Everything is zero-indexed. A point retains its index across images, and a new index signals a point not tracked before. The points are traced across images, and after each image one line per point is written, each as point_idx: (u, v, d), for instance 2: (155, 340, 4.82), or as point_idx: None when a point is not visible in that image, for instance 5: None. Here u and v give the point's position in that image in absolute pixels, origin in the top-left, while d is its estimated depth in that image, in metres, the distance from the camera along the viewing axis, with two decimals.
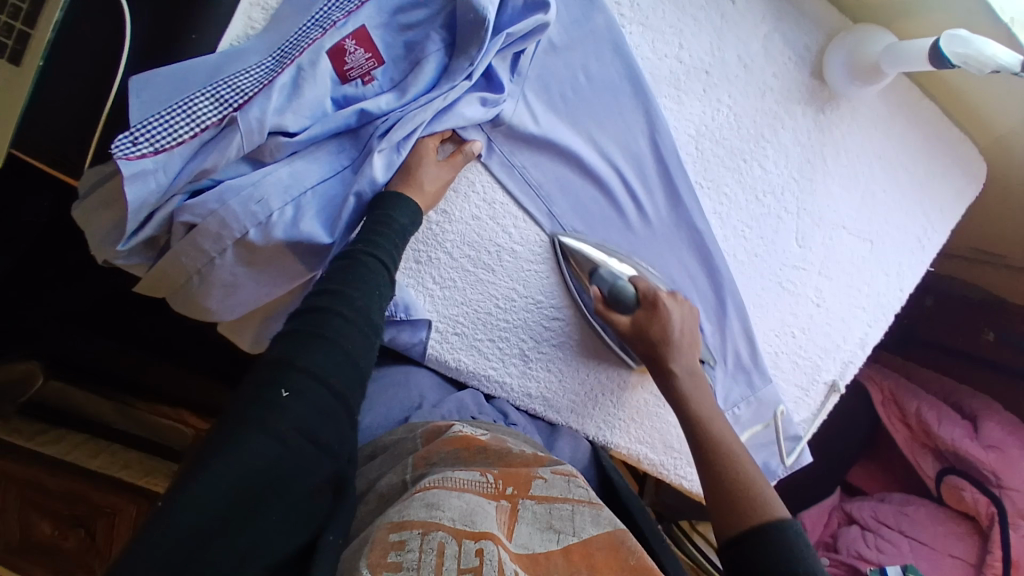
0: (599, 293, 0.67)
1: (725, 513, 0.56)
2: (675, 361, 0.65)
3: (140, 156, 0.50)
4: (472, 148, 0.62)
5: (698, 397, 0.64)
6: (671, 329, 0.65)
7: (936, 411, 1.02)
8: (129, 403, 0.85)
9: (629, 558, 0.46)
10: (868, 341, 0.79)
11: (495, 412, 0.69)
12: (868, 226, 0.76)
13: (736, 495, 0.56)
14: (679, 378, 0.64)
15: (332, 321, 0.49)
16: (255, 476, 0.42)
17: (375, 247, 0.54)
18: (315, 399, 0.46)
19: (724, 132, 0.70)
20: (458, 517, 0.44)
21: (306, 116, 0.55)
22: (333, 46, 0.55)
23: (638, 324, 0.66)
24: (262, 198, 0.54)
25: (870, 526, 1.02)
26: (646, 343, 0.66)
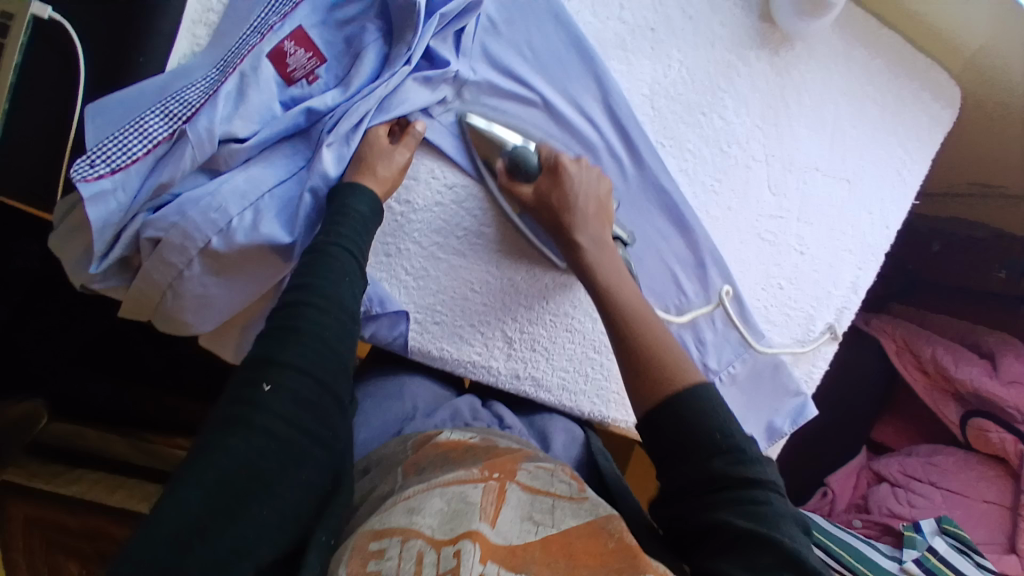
0: (504, 166, 0.66)
1: (642, 385, 0.56)
2: (581, 231, 0.64)
3: (98, 178, 0.52)
4: (418, 128, 0.61)
5: (607, 264, 0.63)
6: (574, 198, 0.65)
7: (950, 353, 0.99)
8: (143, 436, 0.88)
9: (608, 542, 0.47)
10: (861, 285, 0.76)
11: (491, 416, 0.70)
12: (842, 164, 0.74)
13: (653, 365, 0.56)
14: (585, 247, 0.63)
15: (305, 312, 0.50)
16: (243, 468, 0.42)
17: (338, 236, 0.54)
18: (296, 389, 0.46)
19: (678, 88, 0.70)
20: (438, 525, 0.45)
21: (254, 120, 0.57)
22: (273, 50, 0.57)
23: (539, 192, 0.65)
24: (220, 205, 0.55)
25: (899, 482, 0.99)
26: (551, 212, 0.65)
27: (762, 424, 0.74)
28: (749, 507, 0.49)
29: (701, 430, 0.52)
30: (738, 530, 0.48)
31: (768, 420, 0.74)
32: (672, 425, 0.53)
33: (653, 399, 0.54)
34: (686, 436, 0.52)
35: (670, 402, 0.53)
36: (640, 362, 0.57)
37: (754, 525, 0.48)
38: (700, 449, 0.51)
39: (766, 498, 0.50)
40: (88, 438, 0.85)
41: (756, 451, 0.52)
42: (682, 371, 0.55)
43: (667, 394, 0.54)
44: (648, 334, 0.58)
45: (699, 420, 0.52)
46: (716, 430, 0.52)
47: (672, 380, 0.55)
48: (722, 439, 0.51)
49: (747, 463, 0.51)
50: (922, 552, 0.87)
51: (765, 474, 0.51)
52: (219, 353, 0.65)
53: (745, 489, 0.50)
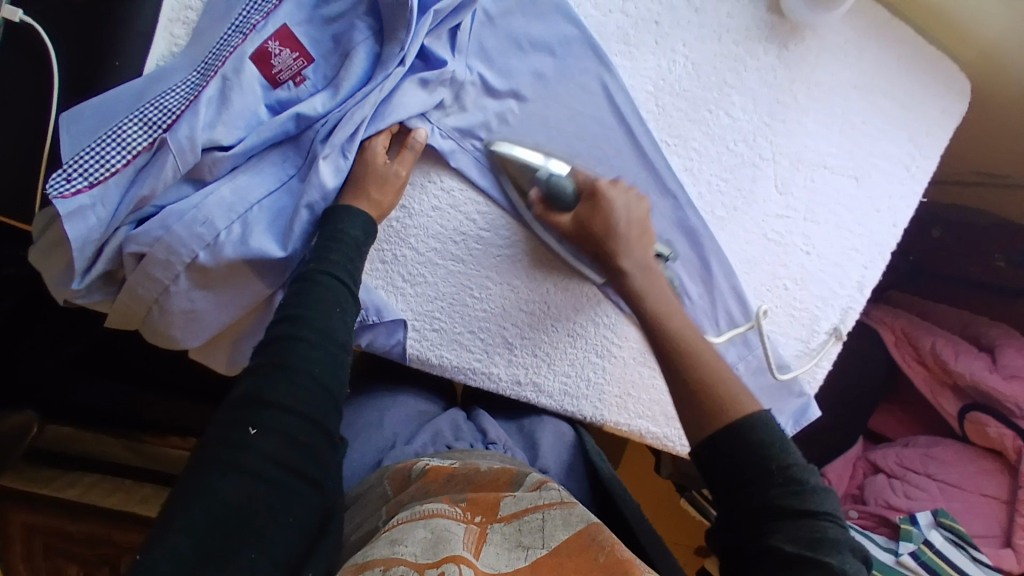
0: (538, 196, 0.64)
1: (699, 416, 0.52)
2: (625, 256, 0.61)
3: (75, 193, 0.50)
4: (417, 140, 0.58)
5: (653, 290, 0.60)
6: (615, 222, 0.62)
7: (950, 345, 0.98)
8: (140, 439, 0.91)
9: (599, 556, 0.48)
10: (867, 284, 0.73)
11: (473, 433, 0.73)
12: (850, 160, 0.72)
13: (709, 391, 0.52)
14: (630, 274, 0.61)
15: (295, 348, 0.49)
16: (227, 513, 0.43)
17: (330, 264, 0.53)
18: (285, 430, 0.47)
19: (684, 83, 0.67)
20: (421, 551, 0.48)
21: (239, 126, 0.54)
22: (256, 50, 0.54)
23: (581, 221, 0.63)
24: (205, 218, 0.53)
25: (896, 473, 0.99)
26: (593, 241, 0.62)
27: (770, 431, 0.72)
28: (804, 535, 0.45)
29: (762, 458, 0.48)
30: (790, 557, 0.44)
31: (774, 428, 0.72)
32: (726, 454, 0.49)
33: (711, 429, 0.50)
34: (741, 464, 0.48)
35: (726, 431, 0.49)
36: (697, 388, 0.53)
37: (809, 554, 0.44)
38: (755, 479, 0.48)
39: (824, 527, 0.46)
40: (85, 438, 0.88)
41: (817, 482, 0.48)
42: (737, 408, 0.50)
43: (724, 427, 0.50)
44: (707, 366, 0.54)
45: (758, 447, 0.48)
46: (774, 459, 0.48)
47: (731, 416, 0.50)
48: (780, 468, 0.47)
49: (807, 492, 0.47)
50: (918, 546, 0.88)
51: (825, 505, 0.47)
52: (212, 366, 0.62)
53: (804, 520, 0.46)
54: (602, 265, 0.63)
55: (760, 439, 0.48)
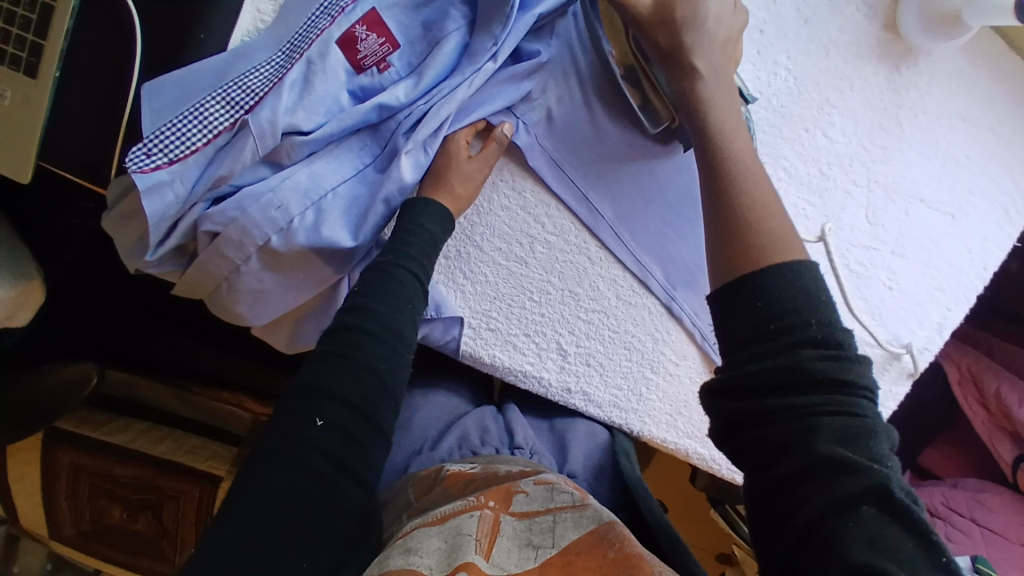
0: None
1: (730, 254, 0.44)
2: (699, 55, 0.51)
3: (155, 168, 0.49)
4: (502, 132, 0.58)
5: (720, 104, 0.50)
6: (702, 12, 0.52)
7: (1017, 391, 0.93)
8: (188, 389, 0.90)
9: (608, 552, 0.47)
10: (947, 327, 0.69)
11: (499, 436, 0.72)
12: (949, 196, 0.67)
13: (748, 235, 0.44)
14: (704, 74, 0.51)
15: (363, 342, 0.48)
16: (287, 509, 0.43)
17: (405, 258, 0.52)
18: (348, 425, 0.46)
19: (782, 98, 0.63)
20: (435, 563, 0.47)
21: (320, 112, 0.53)
22: (343, 35, 0.52)
23: (663, 1, 0.52)
24: (281, 203, 0.52)
25: (938, 513, 0.94)
26: (665, 31, 0.52)
27: None
28: (839, 422, 0.39)
29: (793, 313, 0.41)
30: (817, 448, 0.38)
31: None
32: (750, 307, 0.42)
33: (736, 276, 0.43)
34: (768, 316, 0.41)
35: (755, 278, 0.42)
36: (732, 232, 0.45)
37: (840, 449, 0.38)
38: (783, 337, 0.40)
39: (857, 411, 0.39)
40: (139, 386, 0.91)
41: (854, 352, 0.41)
42: (787, 247, 0.43)
43: (756, 273, 0.42)
44: (753, 198, 0.46)
45: (792, 298, 0.41)
46: (809, 314, 0.41)
47: (764, 260, 0.43)
48: (817, 326, 0.40)
49: (844, 362, 0.40)
50: None
51: (861, 379, 0.40)
52: (272, 343, 0.63)
53: (835, 397, 0.39)
54: (667, 68, 0.52)
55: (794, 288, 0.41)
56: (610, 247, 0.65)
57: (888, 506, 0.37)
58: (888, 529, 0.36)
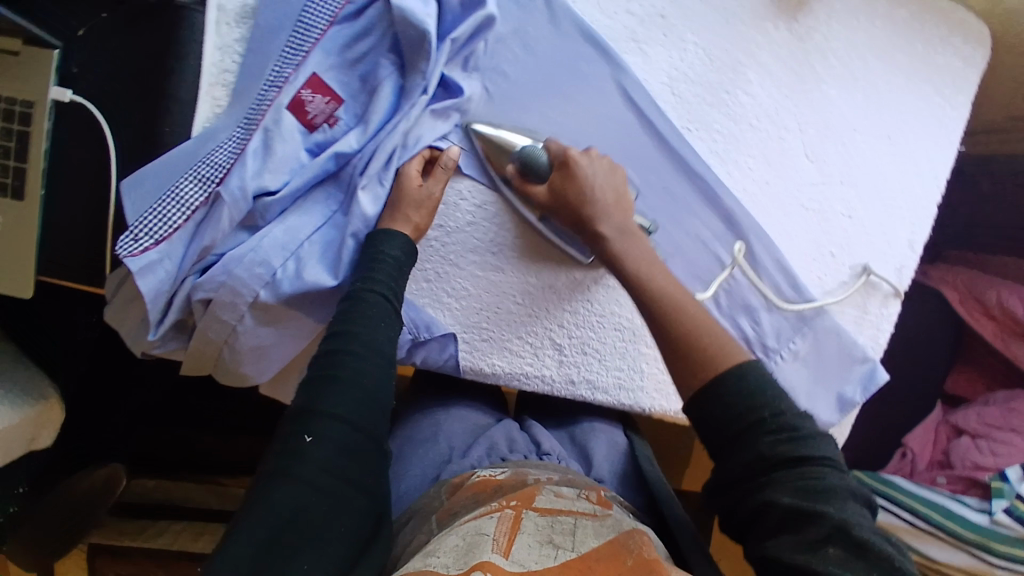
0: (513, 168, 0.63)
1: (685, 372, 0.54)
2: (602, 223, 0.62)
3: (143, 251, 0.54)
4: (451, 156, 0.60)
5: (634, 252, 0.61)
6: (590, 191, 0.62)
7: (1017, 294, 0.95)
8: (221, 482, 0.96)
9: (628, 560, 0.49)
10: (917, 243, 0.73)
11: (527, 445, 0.76)
12: (878, 122, 0.71)
13: (696, 353, 0.54)
14: (611, 240, 0.62)
15: (344, 360, 0.51)
16: (283, 522, 0.45)
17: (375, 283, 0.55)
18: (338, 439, 0.48)
19: (698, 70, 0.67)
20: (453, 561, 0.49)
21: (284, 172, 0.57)
22: (291, 100, 0.57)
23: (555, 189, 0.63)
24: (263, 259, 0.56)
25: (979, 433, 0.96)
26: (568, 208, 0.63)
27: (832, 396, 0.72)
28: (801, 484, 0.47)
29: (750, 410, 0.50)
30: (787, 508, 0.47)
31: (837, 391, 0.72)
32: (714, 410, 0.51)
33: (697, 384, 0.52)
34: (730, 414, 0.50)
35: (711, 383, 0.52)
36: (681, 352, 0.55)
37: (805, 503, 0.46)
38: (745, 434, 0.50)
39: (821, 474, 0.48)
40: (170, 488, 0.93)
41: (810, 430, 0.49)
42: (728, 352, 0.53)
43: (713, 382, 0.52)
44: (688, 322, 0.56)
45: (748, 404, 0.50)
46: (764, 411, 0.49)
47: (716, 368, 0.52)
48: (772, 419, 0.49)
49: (798, 440, 0.49)
50: (1011, 501, 0.88)
51: (821, 451, 0.49)
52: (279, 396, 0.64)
53: (797, 469, 0.48)
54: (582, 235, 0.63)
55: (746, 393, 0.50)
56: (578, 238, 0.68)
57: (855, 542, 0.45)
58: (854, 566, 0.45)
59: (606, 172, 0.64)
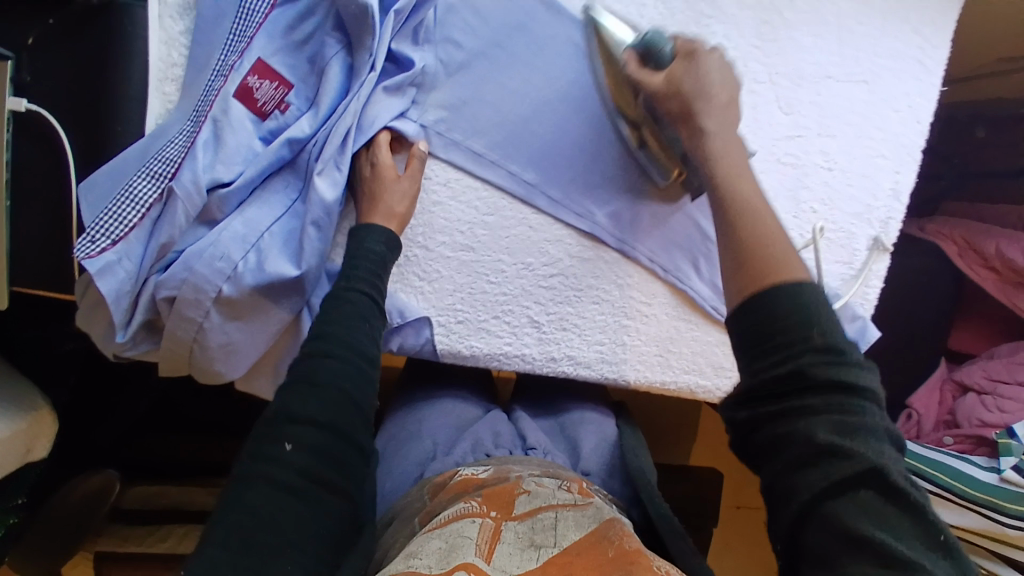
0: (631, 54, 0.57)
1: (739, 278, 0.46)
2: (707, 117, 0.54)
3: (101, 252, 0.54)
4: (421, 148, 0.60)
5: (731, 154, 0.53)
6: (705, 84, 0.55)
7: (1016, 242, 0.91)
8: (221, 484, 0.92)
9: (608, 551, 0.49)
10: (902, 190, 0.71)
11: (512, 439, 0.76)
12: (854, 65, 0.68)
13: (761, 259, 0.46)
14: (709, 136, 0.53)
15: (325, 364, 0.50)
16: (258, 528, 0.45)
17: (357, 282, 0.55)
18: (316, 445, 0.48)
19: (660, 25, 0.64)
20: (435, 563, 0.48)
21: (237, 161, 0.56)
22: (238, 88, 0.56)
23: (671, 78, 0.55)
24: (223, 253, 0.55)
25: (985, 389, 0.93)
26: (677, 101, 0.55)
27: None
28: (840, 419, 0.40)
29: (794, 330, 0.42)
30: (821, 444, 0.40)
31: None
32: (753, 323, 0.44)
33: (752, 288, 0.45)
34: (769, 331, 0.43)
35: (770, 290, 0.44)
36: (744, 257, 0.47)
37: (842, 441, 0.39)
38: (781, 356, 0.42)
39: (863, 410, 0.41)
40: (169, 493, 0.91)
41: (859, 359, 0.42)
42: (791, 268, 0.45)
43: (768, 291, 0.44)
44: (762, 230, 0.48)
45: (797, 315, 0.42)
46: (811, 332, 0.42)
47: (771, 278, 0.44)
48: (819, 341, 0.41)
49: (843, 367, 0.41)
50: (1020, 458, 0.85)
51: (867, 382, 0.41)
52: (259, 395, 0.64)
53: (837, 400, 0.41)
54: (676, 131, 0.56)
55: (792, 311, 0.42)
56: (547, 211, 0.66)
57: (887, 486, 0.39)
58: (883, 511, 0.39)
59: (721, 77, 0.56)
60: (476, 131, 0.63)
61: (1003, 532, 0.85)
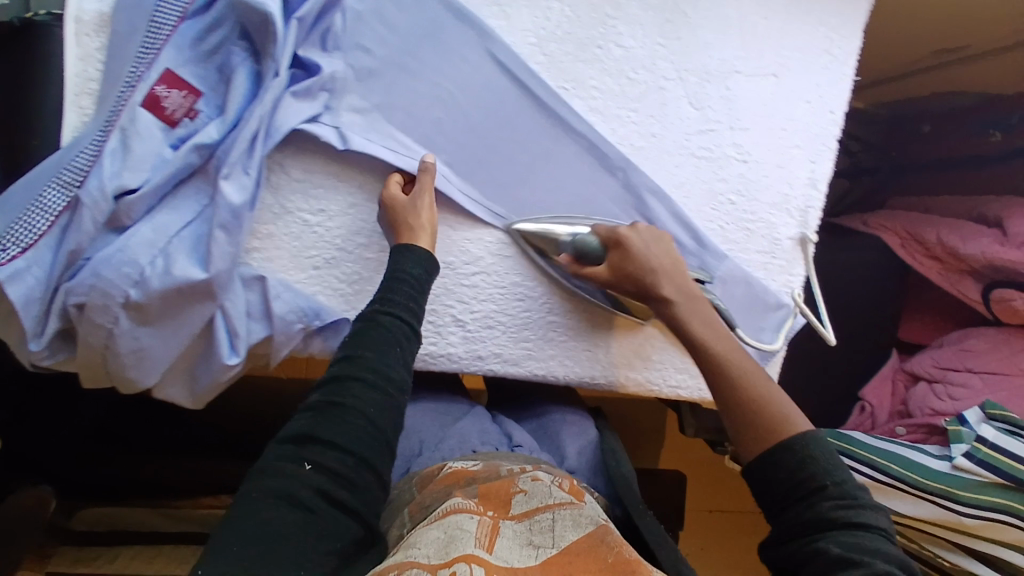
0: (567, 257, 0.66)
1: (750, 440, 0.57)
2: (666, 284, 0.63)
3: (9, 260, 0.55)
4: (428, 161, 0.61)
5: (694, 321, 0.63)
6: (647, 263, 0.64)
7: (956, 230, 0.91)
8: (169, 505, 0.90)
9: (609, 556, 0.51)
10: (819, 179, 0.72)
11: (499, 437, 0.77)
12: (761, 60, 0.69)
13: (761, 419, 0.57)
14: (675, 302, 0.63)
15: (351, 388, 0.53)
16: (265, 537, 0.45)
17: (392, 305, 0.57)
18: (335, 466, 0.50)
19: (566, 28, 0.66)
20: (434, 552, 0.48)
21: (145, 169, 0.57)
22: (146, 98, 0.57)
23: (614, 267, 0.64)
24: (130, 257, 0.56)
25: (935, 377, 0.93)
26: (629, 284, 0.64)
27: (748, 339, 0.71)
28: (851, 541, 0.50)
29: (807, 470, 0.54)
30: (837, 558, 0.49)
31: (754, 333, 0.71)
32: (774, 467, 0.55)
33: (765, 449, 0.56)
34: (791, 476, 0.54)
35: (782, 449, 0.55)
36: (749, 408, 0.58)
37: (854, 556, 0.49)
38: (804, 493, 0.53)
39: (872, 535, 0.51)
40: (121, 515, 0.88)
41: (868, 500, 0.53)
42: (792, 422, 0.57)
43: (776, 445, 0.56)
44: (759, 391, 0.59)
45: (811, 470, 0.54)
46: (826, 477, 0.53)
47: (780, 430, 0.56)
48: (833, 486, 0.53)
49: (855, 509, 0.52)
50: (972, 445, 0.83)
51: (876, 521, 0.52)
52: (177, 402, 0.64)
53: (850, 530, 0.51)
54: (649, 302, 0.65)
55: (806, 457, 0.54)
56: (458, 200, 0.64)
57: None
58: None
59: (666, 250, 0.65)
60: (381, 132, 0.61)
61: (962, 522, 0.84)
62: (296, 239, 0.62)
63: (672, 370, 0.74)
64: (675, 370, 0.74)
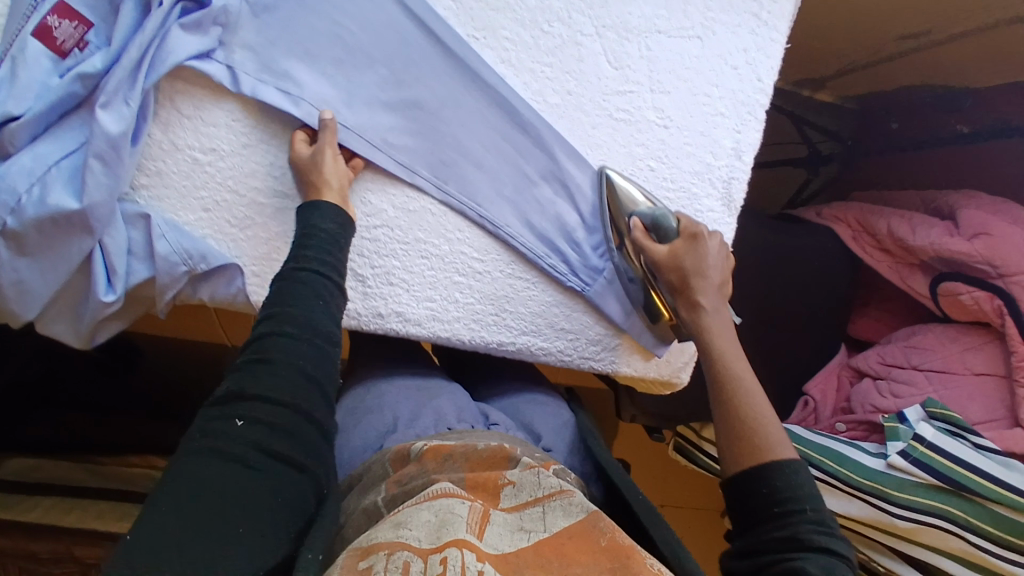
0: (641, 224, 0.64)
1: (734, 456, 0.54)
2: (705, 294, 0.62)
3: None
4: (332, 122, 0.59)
5: (723, 333, 0.61)
6: (706, 264, 0.63)
7: (906, 221, 0.88)
8: (96, 461, 0.87)
9: (600, 540, 0.45)
10: (744, 148, 0.70)
11: (475, 415, 0.72)
12: (686, 20, 0.67)
13: (754, 434, 0.54)
14: (710, 310, 0.61)
15: (277, 342, 0.47)
16: (211, 498, 0.40)
17: (308, 261, 0.52)
18: (274, 419, 0.45)
19: None
20: (425, 535, 0.44)
21: (30, 97, 0.56)
22: (37, 27, 0.57)
23: (675, 252, 0.62)
24: (5, 184, 0.54)
25: (881, 374, 0.89)
26: (674, 273, 0.63)
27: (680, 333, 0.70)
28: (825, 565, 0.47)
29: (785, 491, 0.51)
30: None
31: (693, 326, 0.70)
32: (754, 483, 0.53)
33: (747, 467, 0.53)
34: (769, 494, 0.52)
35: (766, 471, 0.52)
36: (742, 429, 0.55)
37: None
38: (779, 513, 0.51)
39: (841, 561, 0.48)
40: (47, 467, 0.84)
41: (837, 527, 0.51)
42: (784, 445, 0.54)
43: (762, 464, 0.53)
44: (759, 412, 0.56)
45: (788, 490, 0.51)
46: (803, 500, 0.51)
47: (770, 449, 0.54)
48: (811, 510, 0.51)
49: (827, 533, 0.50)
50: (908, 443, 0.79)
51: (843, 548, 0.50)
52: (63, 341, 0.63)
53: (821, 554, 0.48)
54: (678, 298, 0.63)
55: (790, 480, 0.52)
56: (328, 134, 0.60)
57: None
58: None
59: (718, 255, 0.64)
60: (269, 71, 0.59)
61: (895, 525, 0.79)
62: (184, 178, 0.60)
63: (586, 343, 0.71)
64: (589, 343, 0.71)
